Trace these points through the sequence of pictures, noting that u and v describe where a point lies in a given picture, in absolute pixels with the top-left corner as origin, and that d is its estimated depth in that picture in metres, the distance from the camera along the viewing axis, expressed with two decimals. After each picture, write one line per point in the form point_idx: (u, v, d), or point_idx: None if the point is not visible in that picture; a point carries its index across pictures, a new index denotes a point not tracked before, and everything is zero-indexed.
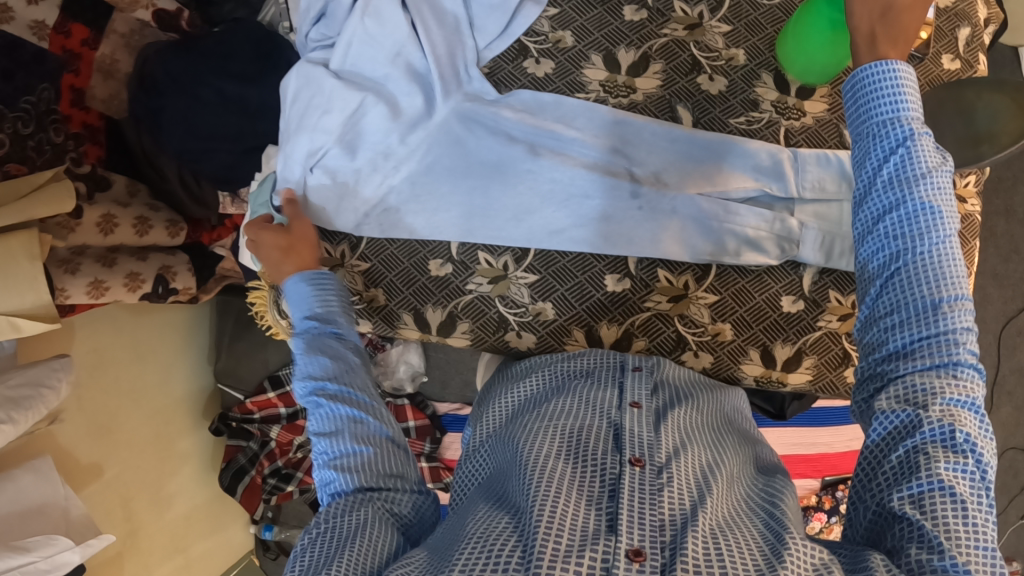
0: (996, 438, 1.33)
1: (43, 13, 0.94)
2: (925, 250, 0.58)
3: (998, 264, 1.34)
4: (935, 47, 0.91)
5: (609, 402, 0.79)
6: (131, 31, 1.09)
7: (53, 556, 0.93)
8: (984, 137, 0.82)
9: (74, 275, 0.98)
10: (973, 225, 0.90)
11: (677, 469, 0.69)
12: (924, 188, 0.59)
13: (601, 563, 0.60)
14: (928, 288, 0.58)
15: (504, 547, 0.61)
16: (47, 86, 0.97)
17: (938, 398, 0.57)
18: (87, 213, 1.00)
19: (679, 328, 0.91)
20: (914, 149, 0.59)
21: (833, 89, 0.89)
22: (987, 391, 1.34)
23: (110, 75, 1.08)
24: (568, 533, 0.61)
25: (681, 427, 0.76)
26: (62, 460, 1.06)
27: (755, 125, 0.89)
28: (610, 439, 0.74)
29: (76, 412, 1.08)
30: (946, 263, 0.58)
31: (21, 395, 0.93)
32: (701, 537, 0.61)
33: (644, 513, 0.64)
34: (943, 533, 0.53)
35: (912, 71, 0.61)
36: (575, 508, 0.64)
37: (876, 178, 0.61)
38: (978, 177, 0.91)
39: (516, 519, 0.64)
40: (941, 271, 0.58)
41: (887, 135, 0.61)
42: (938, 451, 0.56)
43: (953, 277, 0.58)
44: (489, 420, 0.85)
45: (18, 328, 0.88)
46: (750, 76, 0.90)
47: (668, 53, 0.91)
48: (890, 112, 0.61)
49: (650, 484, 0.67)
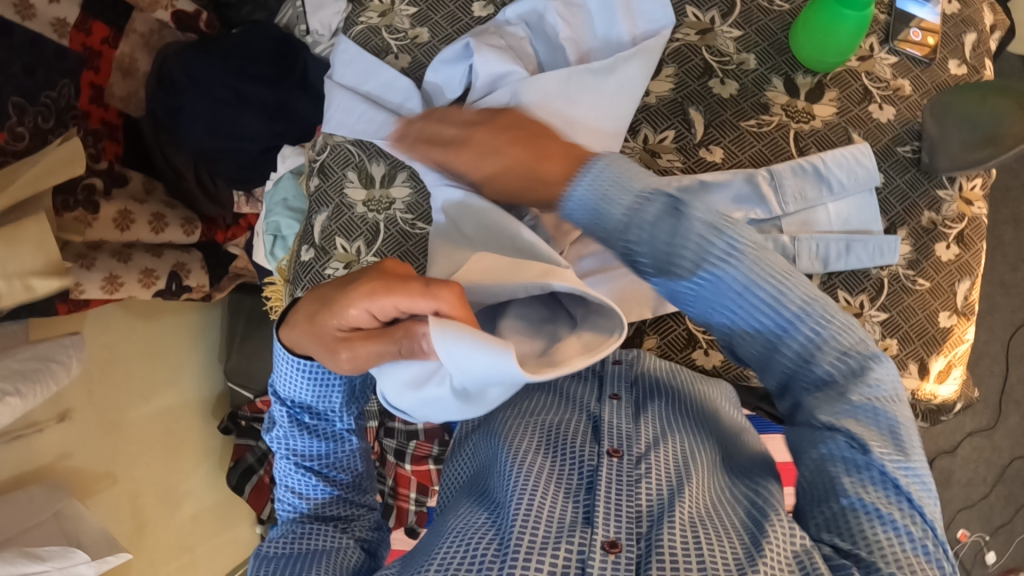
0: (1002, 447, 1.32)
1: (65, 11, 0.96)
2: (747, 322, 0.62)
3: (1006, 273, 1.35)
4: (942, 53, 0.93)
5: (587, 397, 0.82)
6: (151, 31, 1.12)
7: (68, 568, 0.93)
8: (990, 140, 0.83)
9: (89, 269, 0.99)
10: (979, 227, 0.92)
11: (654, 457, 0.71)
12: (698, 242, 0.62)
13: (576, 555, 0.63)
14: (776, 347, 0.63)
15: (480, 541, 0.65)
16: (68, 82, 0.99)
17: (832, 421, 0.62)
18: (104, 209, 1.04)
19: (690, 326, 0.91)
20: (679, 225, 0.62)
21: (841, 94, 0.90)
22: (995, 400, 1.34)
23: (130, 72, 1.10)
24: (546, 525, 0.65)
25: (663, 415, 0.78)
26: (71, 455, 1.06)
27: (766, 127, 0.89)
28: (589, 433, 0.77)
29: (87, 405, 1.09)
30: (774, 306, 0.62)
31: (30, 368, 0.94)
32: (679, 526, 0.64)
33: (621, 505, 0.67)
34: (870, 556, 0.58)
35: (594, 169, 0.65)
36: (550, 498, 0.68)
37: (671, 287, 0.64)
38: (983, 181, 0.93)
39: (495, 514, 0.69)
40: (774, 319, 0.62)
41: (646, 250, 0.63)
42: (847, 469, 0.61)
43: (791, 314, 0.61)
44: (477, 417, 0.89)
45: (30, 290, 0.85)
46: (761, 80, 0.90)
47: (680, 57, 0.91)
48: (622, 230, 0.64)
49: (628, 474, 0.70)
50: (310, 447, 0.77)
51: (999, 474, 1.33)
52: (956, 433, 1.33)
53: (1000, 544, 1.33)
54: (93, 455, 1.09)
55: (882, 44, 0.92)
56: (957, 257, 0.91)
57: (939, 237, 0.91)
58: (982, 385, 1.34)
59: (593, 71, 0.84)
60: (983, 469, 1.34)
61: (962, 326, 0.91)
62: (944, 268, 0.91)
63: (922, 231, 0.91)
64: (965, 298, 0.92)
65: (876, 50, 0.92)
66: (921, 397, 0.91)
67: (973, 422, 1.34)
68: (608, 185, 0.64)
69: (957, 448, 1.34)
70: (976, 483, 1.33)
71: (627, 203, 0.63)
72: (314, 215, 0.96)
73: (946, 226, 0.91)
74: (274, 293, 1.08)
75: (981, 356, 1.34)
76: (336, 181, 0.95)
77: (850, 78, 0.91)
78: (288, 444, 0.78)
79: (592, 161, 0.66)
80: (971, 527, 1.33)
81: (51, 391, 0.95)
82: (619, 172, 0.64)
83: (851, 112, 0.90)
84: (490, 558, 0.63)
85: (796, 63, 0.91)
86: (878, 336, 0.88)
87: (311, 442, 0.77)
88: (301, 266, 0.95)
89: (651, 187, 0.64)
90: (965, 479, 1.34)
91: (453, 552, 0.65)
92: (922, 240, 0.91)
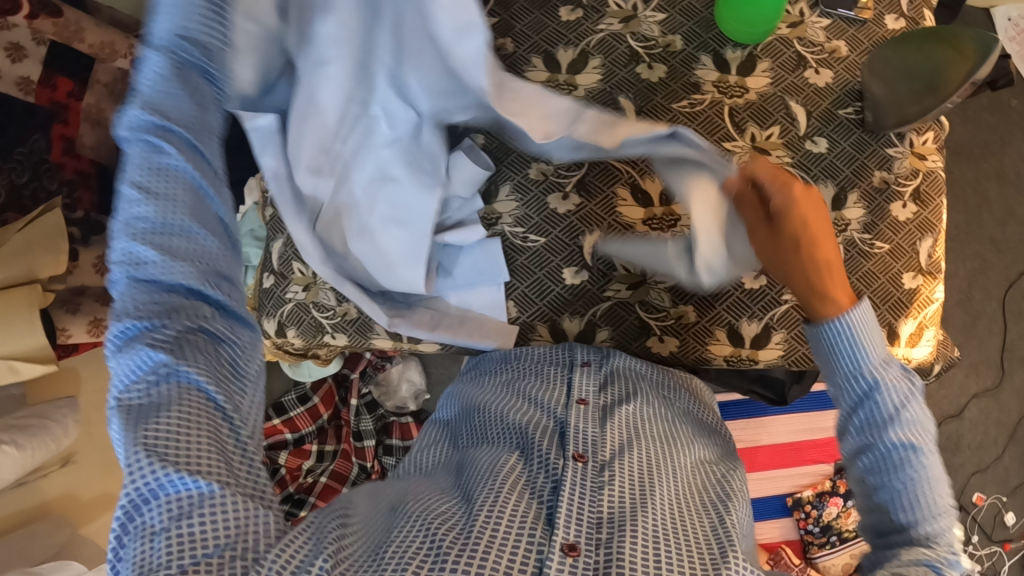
0: (1015, 407, 1.30)
1: (28, 70, 0.99)
2: (908, 476, 0.63)
3: (995, 229, 1.35)
4: (878, 9, 0.91)
5: (555, 398, 0.79)
6: (115, 79, 1.11)
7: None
8: (929, 89, 0.80)
9: (74, 313, 1.03)
10: (936, 181, 0.89)
11: (619, 466, 0.69)
12: (897, 432, 0.64)
13: (535, 554, 0.60)
14: (912, 511, 0.63)
15: (439, 525, 0.60)
16: (40, 136, 1.02)
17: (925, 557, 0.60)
18: (82, 256, 1.07)
19: (642, 315, 0.89)
20: (881, 396, 0.65)
21: (774, 63, 0.89)
22: (998, 359, 1.31)
23: (99, 123, 1.10)
24: (507, 520, 0.61)
25: (630, 421, 0.76)
26: (71, 489, 1.11)
27: (698, 106, 0.88)
28: (556, 436, 0.74)
29: (88, 450, 1.14)
30: (929, 485, 0.63)
31: (29, 424, 1.01)
32: (642, 537, 0.61)
33: (583, 509, 0.64)
34: None
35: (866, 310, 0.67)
36: (515, 498, 0.64)
37: (858, 418, 0.67)
38: (936, 134, 0.89)
39: (465, 507, 0.65)
40: (928, 488, 0.63)
41: (856, 383, 0.66)
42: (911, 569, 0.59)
43: (940, 499, 0.63)
44: (444, 422, 0.86)
45: (17, 371, 0.94)
46: (689, 60, 0.89)
47: (605, 48, 0.90)
48: (850, 361, 0.67)
49: (592, 480, 0.67)
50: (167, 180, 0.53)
51: (1011, 433, 1.29)
52: (961, 395, 1.30)
53: (1020, 504, 1.27)
54: (92, 483, 1.14)
55: (813, 7, 0.90)
56: (915, 216, 0.88)
57: (894, 196, 0.88)
58: (982, 346, 1.31)
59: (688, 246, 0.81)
60: (993, 431, 1.30)
61: (930, 286, 0.88)
62: (902, 228, 0.88)
63: (875, 192, 0.88)
64: (929, 256, 0.88)
65: (806, 15, 0.90)
66: None
67: (977, 383, 1.30)
68: (873, 337, 0.67)
69: (964, 411, 1.30)
70: (988, 445, 1.29)
71: (887, 358, 0.66)
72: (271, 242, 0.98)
73: (900, 184, 0.88)
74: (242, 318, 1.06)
75: (979, 317, 1.32)
76: None
77: (782, 46, 0.89)
78: (126, 213, 0.53)
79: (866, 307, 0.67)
80: (987, 490, 1.28)
81: (51, 449, 1.02)
82: (869, 331, 0.66)
83: (787, 81, 0.88)
84: (450, 540, 0.59)
85: (724, 39, 0.90)
86: None
87: (176, 183, 0.53)
88: (264, 292, 0.99)
89: (902, 375, 0.66)
90: (975, 442, 1.29)
91: (412, 536, 0.60)
92: (875, 202, 0.88)
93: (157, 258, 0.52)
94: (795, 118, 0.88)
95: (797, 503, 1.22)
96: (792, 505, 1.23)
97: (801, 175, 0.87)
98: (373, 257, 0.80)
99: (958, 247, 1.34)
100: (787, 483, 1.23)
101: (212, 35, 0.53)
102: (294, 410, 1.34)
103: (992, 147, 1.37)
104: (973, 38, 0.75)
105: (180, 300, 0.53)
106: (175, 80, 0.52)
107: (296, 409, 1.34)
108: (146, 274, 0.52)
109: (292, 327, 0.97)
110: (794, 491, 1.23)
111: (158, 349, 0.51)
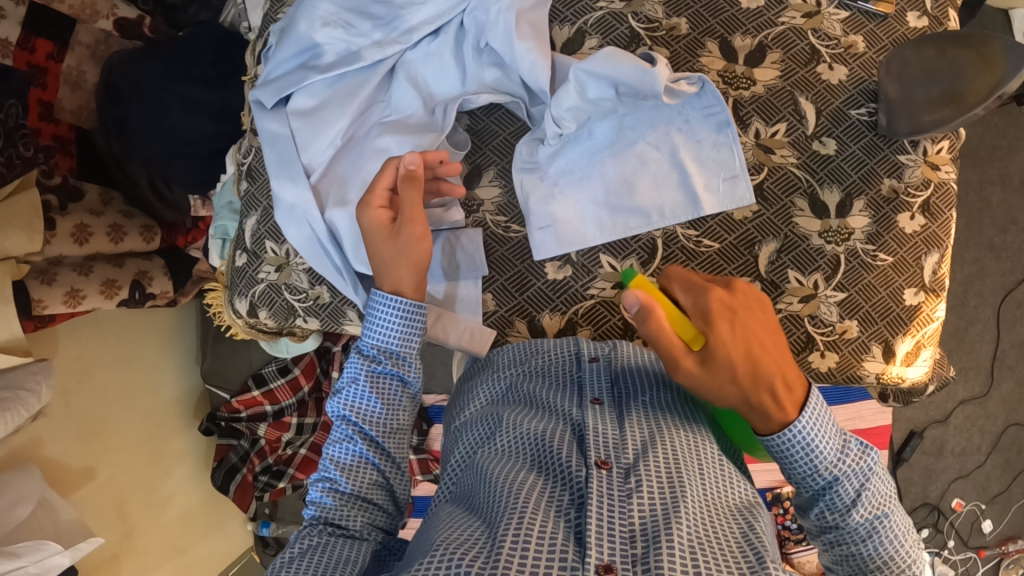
0: (996, 413, 1.39)
1: (6, 30, 0.91)
2: (872, 549, 0.59)
3: (995, 236, 1.37)
4: (900, 4, 0.84)
5: (568, 401, 0.73)
6: (96, 41, 1.05)
7: (42, 561, 0.91)
8: (951, 98, 0.73)
9: (50, 285, 0.95)
10: (948, 194, 0.83)
11: (645, 469, 0.63)
12: (862, 511, 0.59)
13: None
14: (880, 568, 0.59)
15: (464, 552, 0.55)
16: (16, 102, 0.90)
17: None
18: (60, 223, 0.97)
19: (625, 315, 0.86)
20: (841, 485, 0.59)
21: (785, 55, 0.84)
22: (988, 366, 1.39)
23: (78, 85, 1.04)
24: (536, 545, 0.56)
25: (649, 418, 0.69)
26: (48, 455, 1.02)
27: (731, 77, 0.84)
28: (573, 443, 0.68)
29: (65, 418, 1.05)
30: (895, 542, 0.59)
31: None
32: (680, 552, 0.55)
33: (613, 523, 0.58)
34: None
35: (809, 409, 0.59)
36: (542, 517, 0.58)
37: (814, 510, 0.61)
38: (952, 143, 0.83)
39: (488, 527, 0.59)
40: (892, 550, 0.59)
41: (811, 481, 0.60)
42: None
43: (899, 550, 0.59)
44: (458, 427, 0.78)
45: None
46: (694, 46, 0.84)
47: (604, 27, 0.86)
48: (807, 462, 0.59)
49: (619, 489, 0.61)
50: (365, 411, 0.71)
51: (994, 442, 1.40)
52: (948, 402, 1.39)
53: (997, 512, 1.40)
54: (68, 455, 1.05)
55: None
56: (923, 229, 0.83)
57: (903, 207, 0.82)
58: (973, 352, 1.38)
59: (681, 129, 0.81)
60: (978, 437, 1.40)
61: (931, 304, 0.84)
62: (909, 241, 0.83)
63: (883, 201, 0.82)
64: (934, 273, 0.84)
65: (824, 5, 0.84)
66: (886, 380, 0.86)
67: (965, 390, 1.39)
68: (824, 426, 0.60)
69: (950, 416, 1.40)
70: (971, 451, 1.40)
71: (838, 443, 0.60)
72: (244, 219, 0.93)
73: (910, 194, 0.82)
74: (215, 298, 1.04)
75: (972, 322, 1.38)
76: (262, 184, 0.91)
77: (795, 37, 0.84)
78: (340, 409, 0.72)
79: (812, 401, 0.60)
80: (966, 496, 1.40)
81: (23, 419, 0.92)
82: (822, 431, 0.59)
83: (797, 74, 0.83)
84: (476, 570, 0.54)
85: (732, 25, 0.84)
86: (835, 318, 0.83)
87: (359, 461, 0.70)
88: (235, 271, 0.93)
89: (850, 446, 0.60)
90: (958, 448, 1.40)
91: (437, 563, 0.55)
92: (883, 211, 0.82)
93: (339, 489, 0.69)
94: (804, 116, 0.83)
95: (777, 498, 1.22)
96: (771, 500, 1.22)
97: (806, 178, 0.83)
98: (349, 233, 0.84)
99: (958, 252, 1.38)
100: (768, 477, 1.22)
101: (402, 359, 0.73)
102: (272, 383, 1.28)
103: (999, 151, 1.37)
104: (1002, 48, 0.70)
105: (337, 516, 0.67)
106: (377, 393, 0.71)
107: (275, 382, 1.29)
108: (328, 474, 0.70)
109: (263, 309, 0.92)
110: (773, 487, 1.22)
111: (309, 543, 0.65)
